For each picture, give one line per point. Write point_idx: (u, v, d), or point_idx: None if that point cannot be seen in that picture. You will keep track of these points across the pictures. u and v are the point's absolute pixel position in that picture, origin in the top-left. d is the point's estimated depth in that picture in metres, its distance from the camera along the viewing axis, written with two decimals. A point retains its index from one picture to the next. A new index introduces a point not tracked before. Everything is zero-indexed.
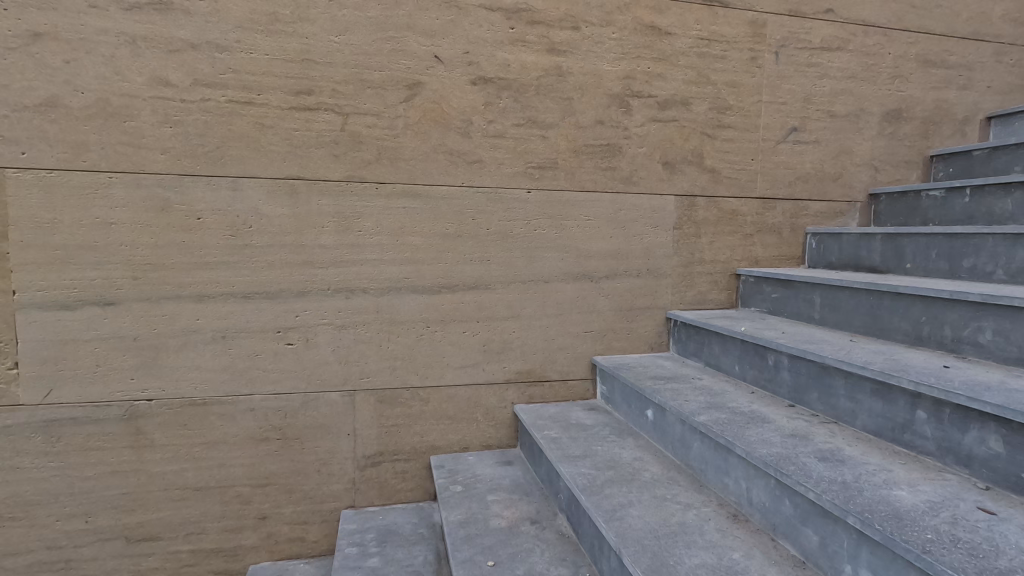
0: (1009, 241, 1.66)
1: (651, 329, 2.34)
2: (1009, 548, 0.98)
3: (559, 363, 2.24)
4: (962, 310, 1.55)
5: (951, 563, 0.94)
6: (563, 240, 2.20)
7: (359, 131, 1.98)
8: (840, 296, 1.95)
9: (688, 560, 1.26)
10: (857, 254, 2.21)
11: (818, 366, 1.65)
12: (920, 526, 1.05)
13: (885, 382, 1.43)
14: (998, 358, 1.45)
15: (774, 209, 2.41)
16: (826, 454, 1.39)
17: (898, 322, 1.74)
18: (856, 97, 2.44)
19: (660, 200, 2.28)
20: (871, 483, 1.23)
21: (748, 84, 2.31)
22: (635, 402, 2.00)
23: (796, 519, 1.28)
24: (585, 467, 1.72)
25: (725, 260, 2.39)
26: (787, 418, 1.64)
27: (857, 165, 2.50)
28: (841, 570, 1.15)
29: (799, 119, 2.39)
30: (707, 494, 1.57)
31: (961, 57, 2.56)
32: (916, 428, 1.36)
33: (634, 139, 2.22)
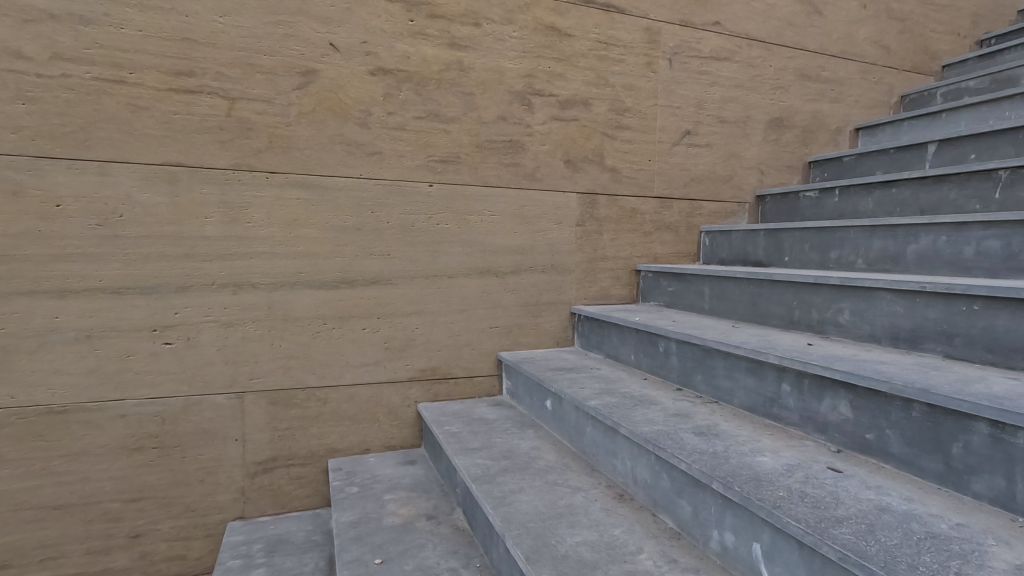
0: (866, 233, 1.85)
1: (556, 325, 2.38)
2: (848, 500, 0.96)
3: (464, 360, 2.24)
4: (825, 293, 1.62)
5: (795, 515, 0.91)
6: (464, 234, 2.20)
7: (247, 117, 1.89)
8: (728, 285, 2.01)
9: (569, 539, 1.18)
10: (744, 250, 2.36)
11: (701, 350, 1.62)
12: (775, 486, 1.02)
13: (756, 360, 1.41)
14: (853, 336, 1.53)
15: (671, 209, 2.55)
16: (703, 428, 1.34)
17: (775, 308, 1.80)
18: (743, 105, 2.66)
19: (563, 197, 2.35)
20: (738, 451, 1.19)
21: (644, 88, 2.45)
22: (536, 393, 1.95)
23: (672, 492, 1.22)
24: (479, 457, 1.63)
25: (626, 257, 2.48)
26: (673, 400, 1.58)
27: (746, 168, 2.70)
28: (710, 537, 1.10)
29: (692, 124, 2.56)
30: (597, 476, 1.50)
31: (832, 73, 2.85)
32: (782, 401, 1.35)
33: (536, 137, 2.29)
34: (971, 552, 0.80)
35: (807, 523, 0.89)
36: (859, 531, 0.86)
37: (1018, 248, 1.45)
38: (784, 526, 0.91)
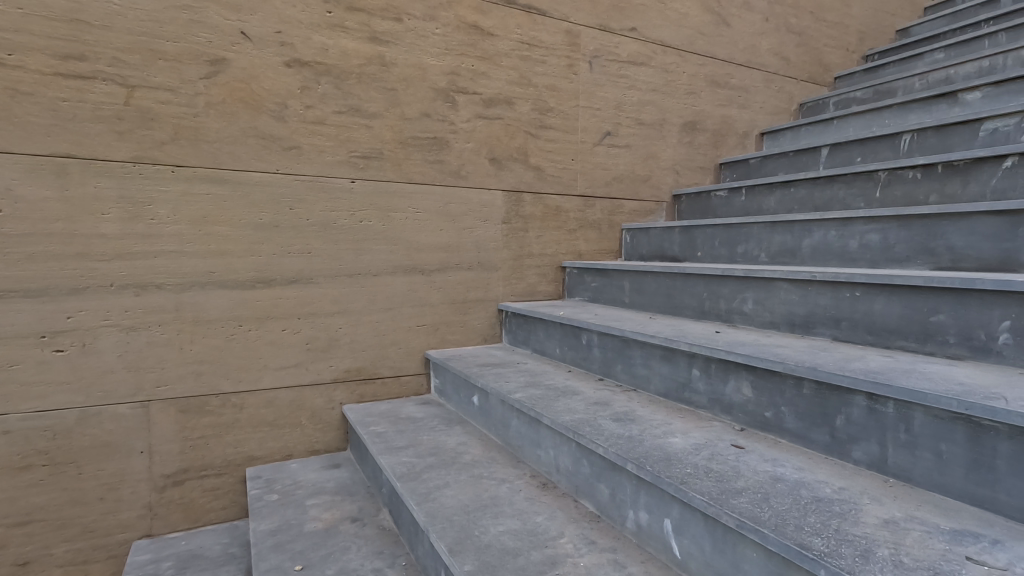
0: (768, 229, 2.00)
1: (484, 322, 2.40)
2: (748, 473, 1.03)
3: (391, 359, 2.21)
4: (731, 284, 1.73)
5: (700, 489, 0.97)
6: (389, 232, 2.17)
7: (149, 107, 1.77)
8: (645, 279, 2.10)
9: (492, 529, 1.19)
10: (662, 246, 2.48)
11: (620, 341, 1.69)
12: (683, 464, 1.08)
13: (669, 347, 1.49)
14: (756, 323, 1.65)
15: (594, 207, 2.63)
16: (621, 415, 1.40)
17: (688, 300, 1.91)
18: (659, 109, 2.79)
19: (488, 195, 2.37)
20: (652, 434, 1.25)
21: (566, 89, 2.51)
22: (463, 389, 1.96)
23: (591, 477, 1.27)
24: (405, 456, 1.61)
25: (551, 253, 2.54)
26: (594, 389, 1.64)
27: (663, 168, 2.83)
28: (627, 517, 1.16)
29: (612, 125, 2.65)
30: (522, 467, 1.52)
31: (739, 81, 3.04)
32: (692, 385, 1.44)
33: (461, 134, 2.29)
34: (849, 511, 0.88)
35: (711, 496, 0.95)
36: (755, 500, 0.93)
37: (894, 240, 1.61)
38: (690, 499, 0.97)
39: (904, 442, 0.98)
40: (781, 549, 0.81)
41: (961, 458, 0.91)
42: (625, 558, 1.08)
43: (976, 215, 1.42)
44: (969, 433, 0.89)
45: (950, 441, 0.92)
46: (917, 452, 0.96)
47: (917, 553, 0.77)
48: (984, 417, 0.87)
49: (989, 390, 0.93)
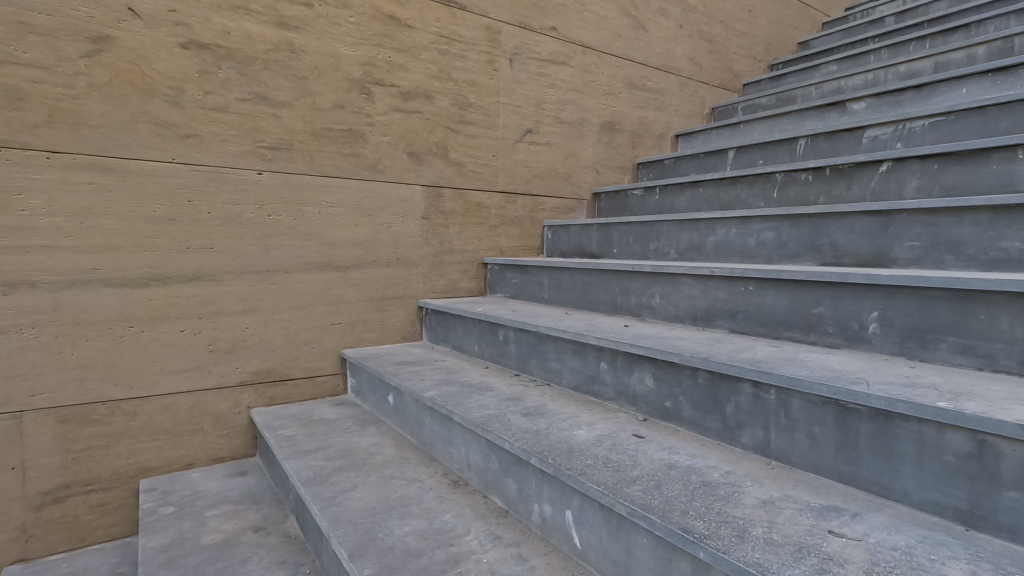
0: (676, 226, 2.09)
1: (404, 319, 2.36)
2: (644, 461, 1.07)
3: (304, 360, 2.12)
4: (641, 279, 1.79)
5: (597, 479, 1.00)
6: (300, 226, 2.08)
7: (17, 85, 1.59)
8: (562, 275, 2.14)
9: (397, 530, 1.16)
10: (581, 243, 2.53)
11: (534, 336, 1.71)
12: (584, 455, 1.11)
13: (579, 342, 1.52)
14: (663, 316, 1.72)
15: (515, 204, 2.64)
16: (531, 409, 1.42)
17: (601, 295, 1.96)
18: (579, 108, 2.84)
19: (407, 189, 2.33)
20: (558, 427, 1.28)
21: (486, 86, 2.51)
22: (379, 388, 1.91)
23: (500, 472, 1.27)
24: (312, 459, 1.55)
25: (472, 250, 2.53)
26: (508, 385, 1.65)
27: (583, 167, 2.89)
28: (532, 510, 1.17)
29: (532, 123, 2.68)
30: (435, 465, 1.51)
31: (655, 84, 3.16)
32: (601, 378, 1.47)
33: (377, 127, 2.23)
34: (732, 494, 0.93)
35: (606, 485, 0.97)
36: (647, 487, 0.96)
37: (785, 238, 1.73)
38: (587, 490, 0.99)
39: (784, 426, 1.05)
40: (667, 534, 0.83)
41: (831, 438, 0.98)
42: (528, 551, 1.09)
43: (855, 215, 1.55)
44: (837, 415, 0.97)
45: (821, 423, 0.99)
46: (794, 435, 1.03)
47: (787, 529, 0.82)
48: (849, 401, 0.94)
49: (855, 375, 1.01)
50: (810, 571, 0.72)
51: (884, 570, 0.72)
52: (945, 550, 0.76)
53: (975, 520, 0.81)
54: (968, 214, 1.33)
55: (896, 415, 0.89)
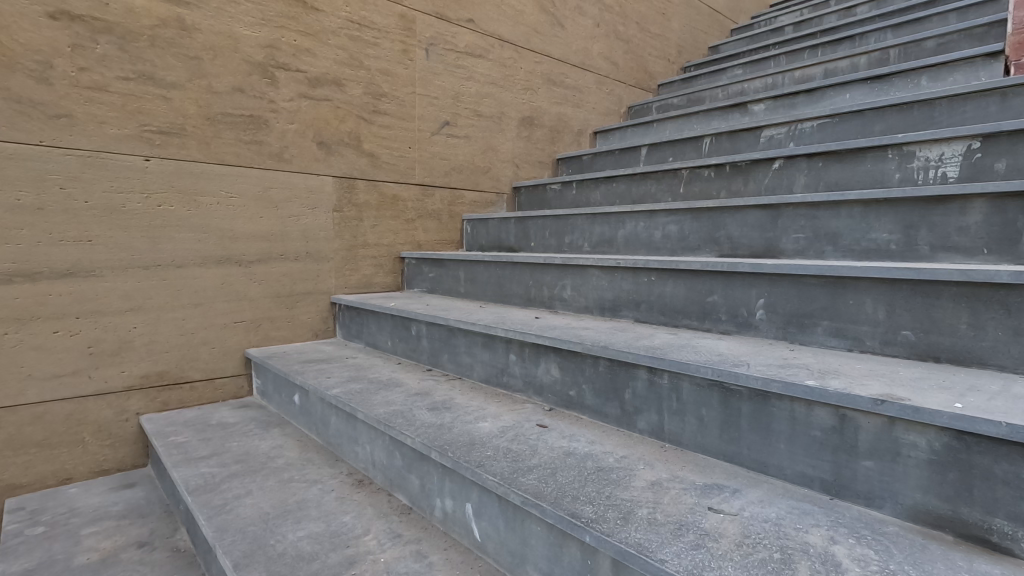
0: (589, 220, 2.13)
1: (314, 316, 2.26)
2: (543, 451, 1.08)
3: (202, 361, 1.98)
4: (552, 272, 1.81)
5: (494, 470, 0.99)
6: (196, 218, 1.94)
7: None
8: (478, 269, 2.13)
9: (290, 535, 1.10)
10: (499, 236, 2.53)
11: (446, 330, 1.69)
12: (485, 447, 1.10)
13: (489, 334, 1.52)
14: (573, 308, 1.74)
15: (432, 196, 2.60)
16: (438, 404, 1.39)
17: (515, 288, 1.96)
18: (497, 102, 2.84)
19: (316, 180, 2.23)
20: (462, 420, 1.26)
21: (401, 75, 2.45)
22: (284, 388, 1.82)
23: (403, 469, 1.24)
24: (204, 466, 1.45)
25: (388, 244, 2.47)
26: (418, 380, 1.62)
27: (502, 161, 2.89)
28: (435, 505, 1.15)
29: (450, 115, 2.64)
30: (339, 466, 1.45)
31: (573, 81, 3.21)
32: (509, 370, 1.48)
33: (282, 114, 2.12)
34: (623, 477, 0.95)
35: (502, 476, 0.96)
36: (542, 475, 0.96)
37: (687, 231, 1.80)
38: (484, 481, 0.98)
39: (675, 409, 1.09)
40: (557, 521, 0.84)
41: (716, 419, 1.02)
42: (428, 547, 1.07)
43: (748, 209, 1.64)
44: (722, 397, 1.01)
45: (708, 405, 1.03)
46: (685, 417, 1.07)
47: (670, 508, 0.84)
48: (732, 383, 0.99)
49: (738, 358, 1.07)
50: (687, 547, 0.74)
51: (753, 541, 0.75)
52: (810, 519, 0.81)
53: (838, 489, 0.87)
54: (844, 208, 1.44)
55: (772, 395, 0.94)
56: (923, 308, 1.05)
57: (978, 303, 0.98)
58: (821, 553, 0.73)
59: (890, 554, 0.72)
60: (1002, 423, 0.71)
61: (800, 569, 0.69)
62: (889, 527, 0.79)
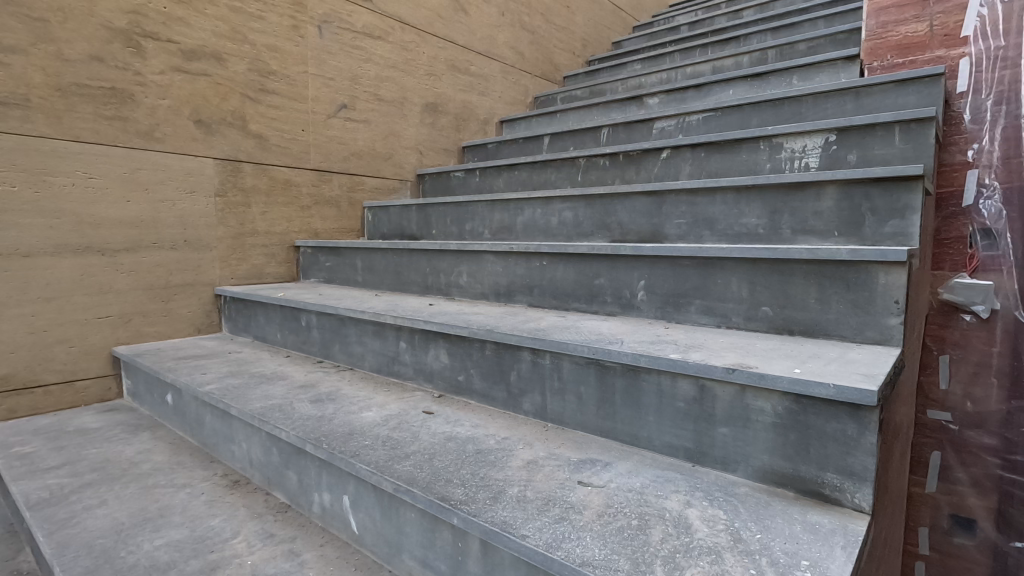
0: (489, 207, 2.12)
1: (196, 309, 2.09)
2: (425, 437, 1.05)
3: (58, 362, 1.77)
4: (448, 258, 1.79)
5: (369, 459, 0.95)
6: (46, 201, 1.72)
7: None
8: (375, 257, 2.07)
9: (145, 545, 1.01)
10: (400, 224, 2.46)
11: (336, 320, 1.62)
12: (363, 436, 1.06)
13: (378, 322, 1.47)
14: (470, 294, 1.73)
15: (329, 182, 2.49)
16: (322, 395, 1.33)
17: (413, 276, 1.92)
18: (398, 86, 2.75)
19: (195, 162, 2.05)
20: (344, 411, 1.21)
21: (291, 53, 2.31)
22: (155, 388, 1.67)
23: (281, 465, 1.17)
24: (52, 477, 1.29)
25: (280, 232, 2.33)
26: (305, 373, 1.54)
27: (405, 147, 2.82)
28: (313, 501, 1.10)
29: (347, 97, 2.53)
30: (214, 467, 1.35)
31: (478, 69, 3.19)
32: (400, 358, 1.44)
33: (151, 88, 1.93)
34: (501, 458, 0.95)
35: (376, 464, 0.93)
36: (418, 462, 0.94)
37: (581, 217, 1.84)
38: (357, 471, 0.94)
39: (557, 388, 1.10)
40: (427, 506, 0.82)
41: (593, 396, 1.05)
42: (302, 545, 1.01)
43: (636, 196, 1.70)
44: (598, 374, 1.03)
45: (586, 383, 1.06)
46: (565, 396, 1.09)
47: (541, 485, 0.85)
48: (606, 359, 1.01)
49: (614, 337, 1.10)
50: (550, 521, 0.75)
51: (614, 510, 0.77)
52: (671, 485, 0.85)
53: (699, 456, 0.92)
54: (719, 194, 1.52)
55: (641, 369, 0.97)
56: (779, 285, 1.13)
57: (824, 280, 1.07)
58: (675, 516, 0.76)
59: (737, 512, 0.77)
60: (831, 385, 0.77)
61: (654, 533, 0.71)
62: (740, 488, 0.84)
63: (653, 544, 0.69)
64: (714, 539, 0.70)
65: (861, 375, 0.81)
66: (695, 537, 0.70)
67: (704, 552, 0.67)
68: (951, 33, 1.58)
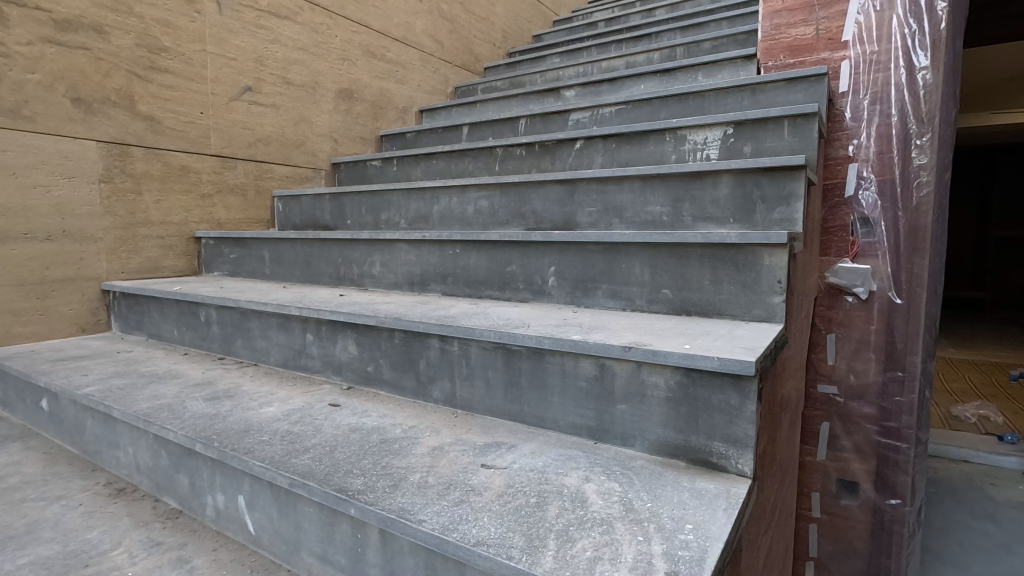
0: (405, 196, 2.08)
1: (79, 307, 1.90)
2: (327, 430, 1.02)
3: None
4: (360, 248, 1.73)
5: (264, 455, 0.90)
6: None
7: None
8: (283, 248, 1.97)
9: (6, 565, 0.90)
10: (313, 214, 2.36)
11: (237, 314, 1.52)
12: (260, 432, 1.00)
13: (282, 314, 1.40)
14: (383, 284, 1.69)
15: (234, 170, 2.34)
16: (219, 393, 1.25)
17: (324, 267, 1.85)
18: (309, 70, 2.63)
19: (74, 145, 1.86)
20: (242, 408, 1.14)
21: (186, 29, 2.14)
22: (28, 394, 1.50)
23: (171, 468, 1.09)
24: None
25: (178, 222, 2.17)
26: (202, 371, 1.44)
27: (318, 135, 2.70)
28: (207, 504, 1.03)
29: (252, 80, 2.38)
30: (96, 476, 1.23)
31: (395, 56, 3.11)
32: (307, 351, 1.38)
33: (17, 60, 1.73)
34: (405, 446, 0.94)
35: (271, 460, 0.88)
36: (317, 454, 0.90)
37: (496, 206, 1.85)
38: (251, 469, 0.89)
39: (465, 374, 1.10)
40: (324, 498, 0.79)
41: (501, 380, 1.05)
42: (193, 551, 0.94)
43: (549, 184, 1.72)
44: (504, 358, 1.03)
45: (493, 367, 1.05)
46: (473, 381, 1.09)
47: (444, 470, 0.84)
48: (512, 343, 1.02)
49: (522, 321, 1.10)
50: (449, 504, 0.74)
51: (514, 490, 0.78)
52: (572, 463, 0.87)
53: (600, 434, 0.95)
54: (626, 182, 1.57)
55: (546, 351, 0.98)
56: (677, 269, 1.19)
57: (717, 262, 1.13)
58: (573, 492, 0.77)
59: (631, 484, 0.79)
60: (715, 358, 0.81)
61: (551, 509, 0.72)
62: (637, 462, 0.87)
63: (549, 519, 0.70)
64: (608, 510, 0.72)
65: (743, 348, 0.86)
66: (589, 510, 0.72)
67: (597, 523, 0.69)
68: (834, 36, 1.70)
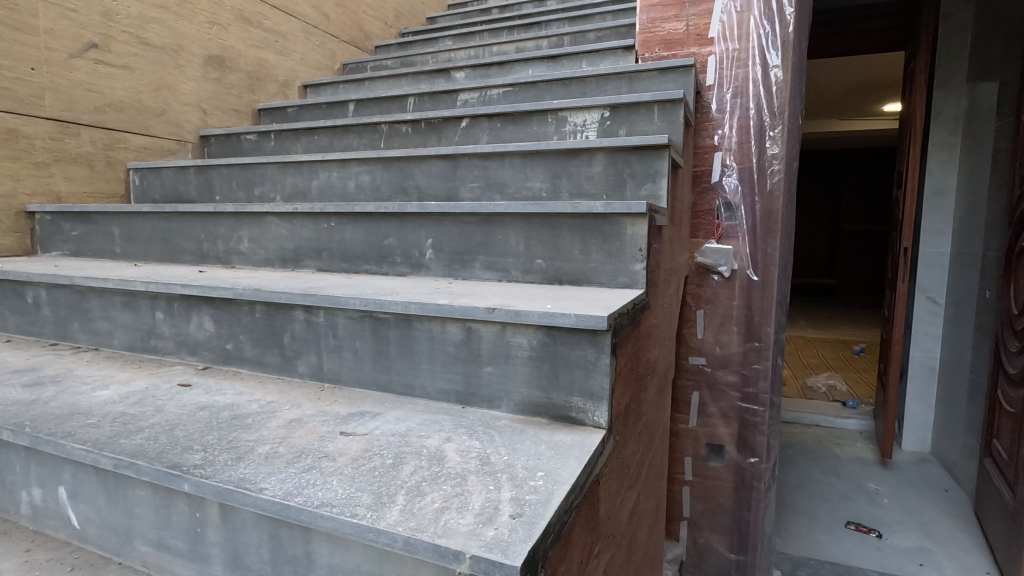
0: (280, 170, 1.95)
1: None
2: (171, 409, 0.92)
3: None
4: (226, 222, 1.60)
5: (87, 438, 0.80)
6: None
7: None
8: (137, 223, 1.77)
9: None
10: (176, 189, 2.14)
11: (73, 293, 1.34)
12: (88, 415, 0.89)
13: (127, 291, 1.25)
14: (252, 261, 1.57)
15: (76, 137, 2.07)
16: (43, 379, 1.09)
17: (185, 243, 1.69)
18: (171, 32, 2.38)
19: None
20: (70, 392, 1.01)
21: None
22: None
23: None
24: None
25: (3, 193, 1.88)
26: (27, 357, 1.26)
27: (183, 104, 2.46)
28: (21, 501, 0.90)
29: (98, 36, 2.11)
30: None
31: (274, 24, 2.89)
32: (157, 331, 1.25)
33: None
34: (259, 420, 0.87)
35: (95, 442, 0.79)
36: (154, 434, 0.81)
37: (378, 181, 1.79)
38: (69, 453, 0.78)
39: (332, 347, 1.05)
40: (154, 477, 0.71)
41: (369, 350, 1.01)
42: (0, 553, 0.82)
43: (431, 159, 1.69)
44: (372, 327, 1.00)
45: (360, 338, 1.02)
46: (341, 353, 1.04)
47: (298, 440, 0.80)
48: (379, 311, 0.98)
49: (393, 290, 1.07)
50: (297, 471, 0.70)
51: (371, 453, 0.75)
52: (436, 426, 0.86)
53: (468, 398, 0.95)
54: (507, 159, 1.58)
55: (413, 318, 0.96)
56: (550, 239, 1.21)
57: (586, 233, 1.18)
58: (433, 451, 0.76)
59: (492, 441, 0.80)
60: (573, 315, 0.83)
61: (406, 468, 0.71)
62: (501, 422, 0.88)
63: (401, 477, 0.68)
64: (464, 465, 0.72)
65: (601, 307, 0.90)
66: (445, 466, 0.72)
67: (451, 478, 0.69)
68: (701, 33, 1.84)
